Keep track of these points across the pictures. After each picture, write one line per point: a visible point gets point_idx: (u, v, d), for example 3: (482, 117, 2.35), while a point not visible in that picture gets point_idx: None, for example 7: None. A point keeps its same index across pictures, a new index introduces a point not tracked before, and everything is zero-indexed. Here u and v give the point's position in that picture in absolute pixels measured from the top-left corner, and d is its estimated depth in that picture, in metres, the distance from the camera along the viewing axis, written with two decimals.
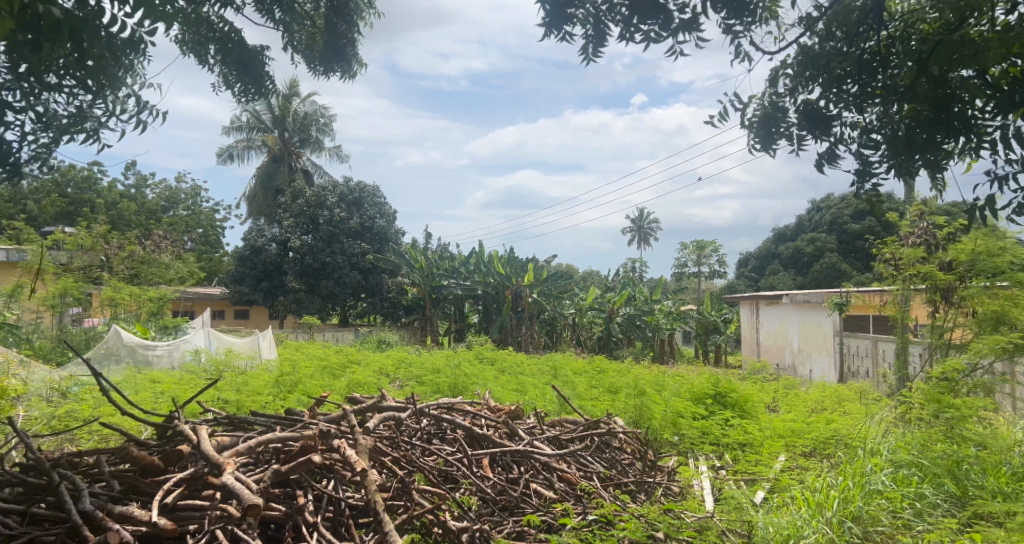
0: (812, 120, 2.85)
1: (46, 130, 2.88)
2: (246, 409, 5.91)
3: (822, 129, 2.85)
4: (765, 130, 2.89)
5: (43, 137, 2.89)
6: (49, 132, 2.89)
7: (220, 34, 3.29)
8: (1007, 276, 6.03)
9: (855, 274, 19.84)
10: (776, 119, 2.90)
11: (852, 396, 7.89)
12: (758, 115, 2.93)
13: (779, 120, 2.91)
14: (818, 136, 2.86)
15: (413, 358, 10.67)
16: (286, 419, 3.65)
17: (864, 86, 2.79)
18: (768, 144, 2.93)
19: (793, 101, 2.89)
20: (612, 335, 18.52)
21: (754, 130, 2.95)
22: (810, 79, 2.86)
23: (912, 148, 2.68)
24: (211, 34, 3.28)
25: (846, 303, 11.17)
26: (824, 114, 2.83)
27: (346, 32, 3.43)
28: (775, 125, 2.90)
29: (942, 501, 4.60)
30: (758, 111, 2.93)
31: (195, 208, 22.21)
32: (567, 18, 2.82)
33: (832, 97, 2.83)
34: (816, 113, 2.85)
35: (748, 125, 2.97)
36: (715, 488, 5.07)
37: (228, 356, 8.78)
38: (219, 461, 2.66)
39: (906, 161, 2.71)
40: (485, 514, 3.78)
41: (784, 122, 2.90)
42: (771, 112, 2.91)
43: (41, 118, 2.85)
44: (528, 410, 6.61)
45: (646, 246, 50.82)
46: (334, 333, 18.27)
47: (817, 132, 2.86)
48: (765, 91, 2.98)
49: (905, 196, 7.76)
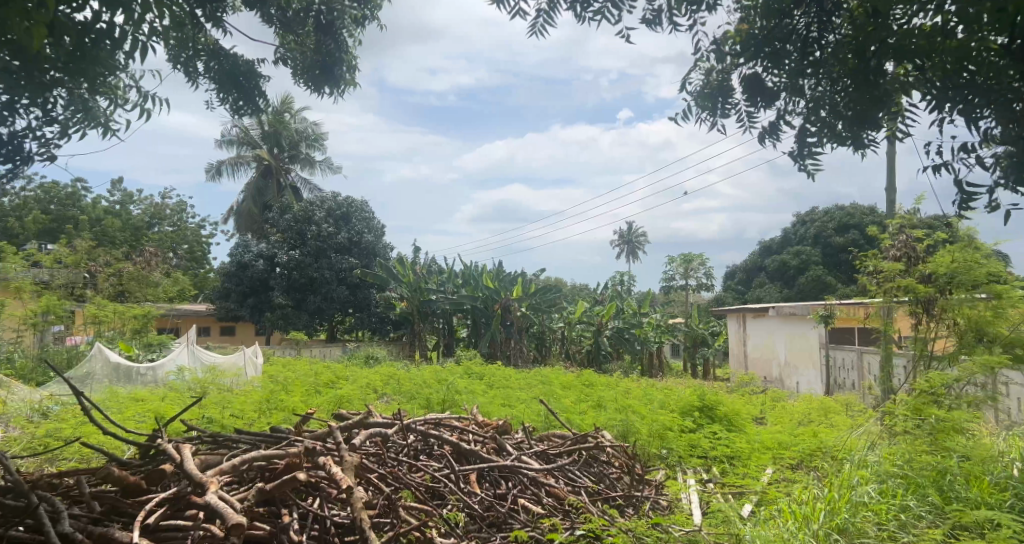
0: (757, 92, 2.91)
1: (59, 124, 2.87)
2: (230, 427, 5.87)
3: (766, 98, 2.91)
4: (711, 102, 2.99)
5: (55, 129, 2.87)
6: (57, 124, 2.87)
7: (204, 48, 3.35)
8: (987, 288, 6.08)
9: (839, 286, 20.00)
10: (722, 93, 3.01)
11: (838, 408, 7.93)
12: (707, 85, 3.01)
13: (726, 91, 3.01)
14: (761, 105, 2.95)
15: (400, 373, 10.60)
16: (271, 436, 3.64)
17: (800, 61, 2.84)
18: (717, 116, 3.05)
19: (736, 75, 2.94)
20: (601, 348, 18.58)
21: (699, 100, 3.04)
22: (753, 55, 2.87)
23: (860, 116, 2.77)
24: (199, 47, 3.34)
25: (831, 315, 11.28)
26: (765, 85, 2.89)
27: (333, 50, 3.46)
28: (723, 95, 3.01)
29: (927, 512, 4.62)
30: (704, 84, 3.01)
31: (180, 224, 22.05)
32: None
33: (775, 71, 2.89)
34: (760, 84, 2.90)
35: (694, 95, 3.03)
36: (702, 502, 5.15)
37: (213, 374, 8.68)
38: (202, 481, 2.65)
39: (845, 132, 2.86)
40: (473, 530, 3.77)
41: (729, 94, 3.01)
42: (717, 85, 3.01)
43: (49, 111, 2.83)
44: (515, 425, 6.63)
45: (633, 260, 51.15)
46: (322, 349, 18.19)
47: (762, 101, 2.93)
48: (712, 62, 3.03)
49: (887, 209, 7.81)
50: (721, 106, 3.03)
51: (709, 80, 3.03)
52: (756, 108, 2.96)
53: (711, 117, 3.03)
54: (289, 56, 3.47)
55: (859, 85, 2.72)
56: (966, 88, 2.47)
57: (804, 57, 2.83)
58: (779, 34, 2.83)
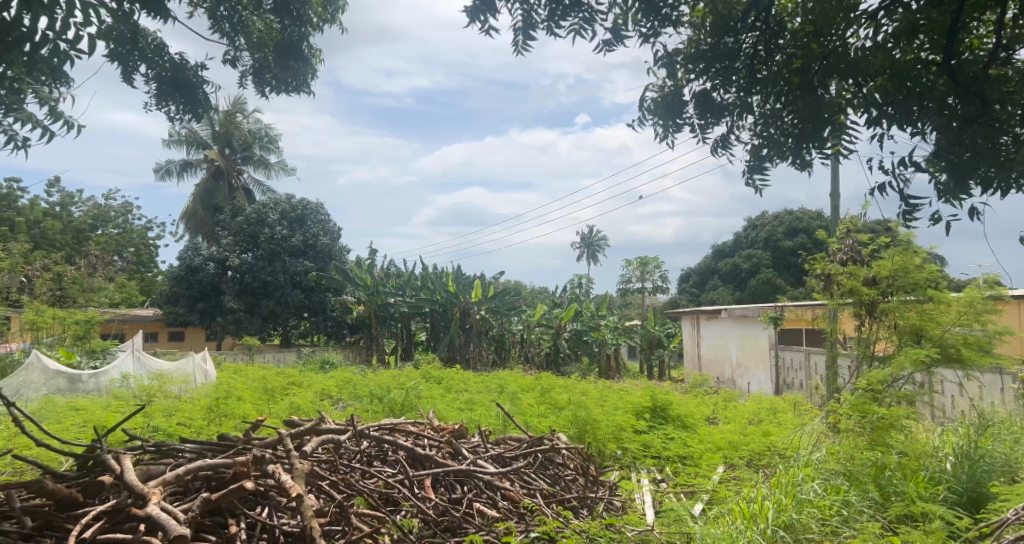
0: (707, 108, 2.87)
1: None
2: (176, 436, 5.72)
3: (714, 114, 2.88)
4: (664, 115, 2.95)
5: None
6: None
7: (146, 45, 3.45)
8: (922, 291, 6.33)
9: (789, 288, 20.49)
10: (676, 107, 2.98)
11: (786, 407, 8.09)
12: (658, 100, 2.98)
13: (678, 106, 2.99)
14: (713, 121, 2.91)
15: (356, 378, 10.49)
16: (218, 444, 3.57)
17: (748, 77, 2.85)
18: (669, 131, 2.99)
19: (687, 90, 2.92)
20: (560, 350, 18.69)
21: (655, 114, 3.01)
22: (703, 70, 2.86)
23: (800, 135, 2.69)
24: (139, 44, 3.43)
25: (780, 316, 11.56)
26: (715, 101, 2.88)
27: (293, 40, 3.61)
28: (674, 110, 2.98)
29: (867, 507, 4.76)
30: (657, 99, 2.99)
31: (126, 227, 21.48)
32: (492, 11, 2.85)
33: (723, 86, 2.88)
34: (709, 101, 2.89)
35: (648, 110, 3.01)
36: (655, 501, 5.24)
37: (160, 380, 8.51)
38: (144, 492, 2.59)
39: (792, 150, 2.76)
40: (427, 536, 3.78)
41: (683, 109, 2.98)
42: (672, 98, 2.98)
43: None
44: (471, 429, 6.63)
45: (593, 264, 51.51)
46: (275, 354, 17.88)
47: (712, 117, 2.91)
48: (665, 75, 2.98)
49: (833, 214, 8.01)
50: (677, 119, 3.00)
51: (661, 96, 3.00)
52: (707, 125, 2.93)
53: (661, 132, 2.98)
54: (256, 50, 3.61)
55: (803, 103, 2.66)
56: (904, 103, 2.46)
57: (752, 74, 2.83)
58: (728, 54, 2.85)
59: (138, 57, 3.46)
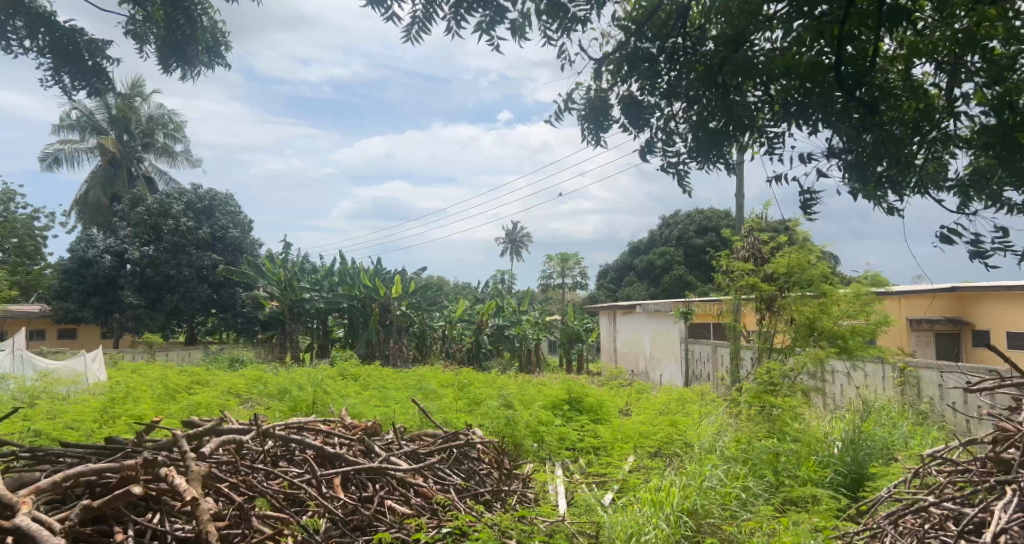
0: (633, 112, 2.85)
1: None
2: (54, 440, 5.37)
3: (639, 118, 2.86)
4: (591, 116, 2.87)
5: None
6: None
7: (35, 12, 3.25)
8: (816, 287, 6.63)
9: (700, 284, 21.19)
10: (601, 109, 2.90)
11: (694, 398, 8.31)
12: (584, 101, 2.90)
13: (604, 110, 2.90)
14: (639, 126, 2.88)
15: (268, 376, 10.18)
16: (104, 448, 3.35)
17: (674, 80, 2.80)
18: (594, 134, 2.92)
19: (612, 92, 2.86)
20: (481, 345, 18.67)
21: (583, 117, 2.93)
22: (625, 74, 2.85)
23: (714, 136, 2.65)
24: (26, 10, 3.24)
25: (690, 310, 11.92)
26: (640, 104, 2.84)
27: (186, 28, 3.42)
28: (599, 114, 2.90)
29: (762, 490, 4.95)
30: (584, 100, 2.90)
31: (8, 216, 20.09)
32: None
33: (648, 90, 2.83)
34: (637, 105, 2.85)
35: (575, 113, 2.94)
36: (568, 491, 5.30)
37: (43, 383, 7.98)
38: (12, 501, 2.40)
39: (711, 150, 2.69)
40: (334, 534, 3.67)
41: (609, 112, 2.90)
42: (596, 102, 2.90)
43: None
44: (385, 426, 6.52)
45: (518, 258, 51.72)
46: (180, 353, 17.10)
47: (637, 122, 2.87)
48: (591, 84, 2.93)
49: (736, 212, 8.28)
50: (601, 123, 2.91)
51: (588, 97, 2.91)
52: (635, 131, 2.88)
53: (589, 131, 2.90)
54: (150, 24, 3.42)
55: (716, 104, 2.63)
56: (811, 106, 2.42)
57: (673, 78, 2.79)
58: (649, 59, 2.82)
59: (21, 23, 3.26)
